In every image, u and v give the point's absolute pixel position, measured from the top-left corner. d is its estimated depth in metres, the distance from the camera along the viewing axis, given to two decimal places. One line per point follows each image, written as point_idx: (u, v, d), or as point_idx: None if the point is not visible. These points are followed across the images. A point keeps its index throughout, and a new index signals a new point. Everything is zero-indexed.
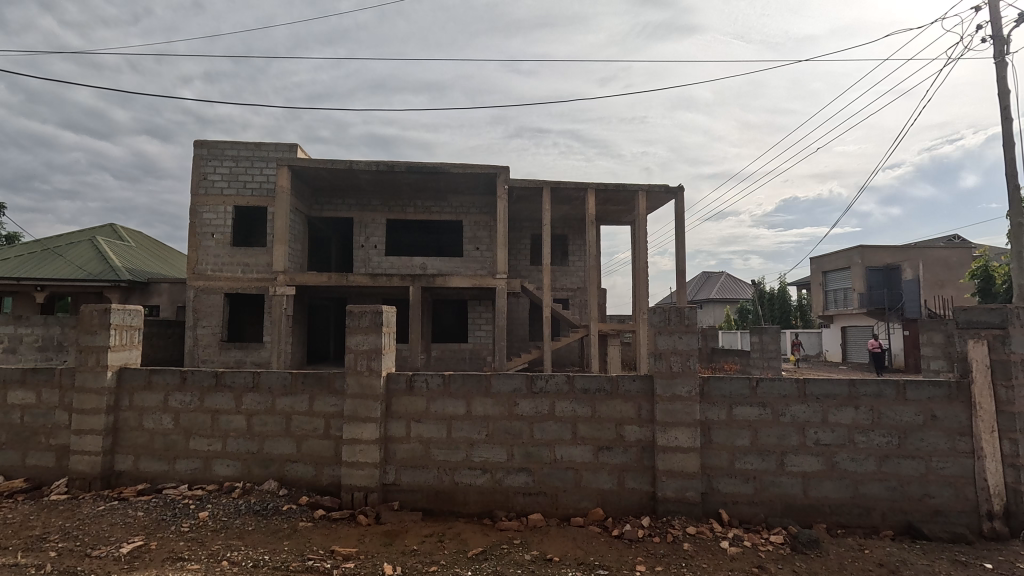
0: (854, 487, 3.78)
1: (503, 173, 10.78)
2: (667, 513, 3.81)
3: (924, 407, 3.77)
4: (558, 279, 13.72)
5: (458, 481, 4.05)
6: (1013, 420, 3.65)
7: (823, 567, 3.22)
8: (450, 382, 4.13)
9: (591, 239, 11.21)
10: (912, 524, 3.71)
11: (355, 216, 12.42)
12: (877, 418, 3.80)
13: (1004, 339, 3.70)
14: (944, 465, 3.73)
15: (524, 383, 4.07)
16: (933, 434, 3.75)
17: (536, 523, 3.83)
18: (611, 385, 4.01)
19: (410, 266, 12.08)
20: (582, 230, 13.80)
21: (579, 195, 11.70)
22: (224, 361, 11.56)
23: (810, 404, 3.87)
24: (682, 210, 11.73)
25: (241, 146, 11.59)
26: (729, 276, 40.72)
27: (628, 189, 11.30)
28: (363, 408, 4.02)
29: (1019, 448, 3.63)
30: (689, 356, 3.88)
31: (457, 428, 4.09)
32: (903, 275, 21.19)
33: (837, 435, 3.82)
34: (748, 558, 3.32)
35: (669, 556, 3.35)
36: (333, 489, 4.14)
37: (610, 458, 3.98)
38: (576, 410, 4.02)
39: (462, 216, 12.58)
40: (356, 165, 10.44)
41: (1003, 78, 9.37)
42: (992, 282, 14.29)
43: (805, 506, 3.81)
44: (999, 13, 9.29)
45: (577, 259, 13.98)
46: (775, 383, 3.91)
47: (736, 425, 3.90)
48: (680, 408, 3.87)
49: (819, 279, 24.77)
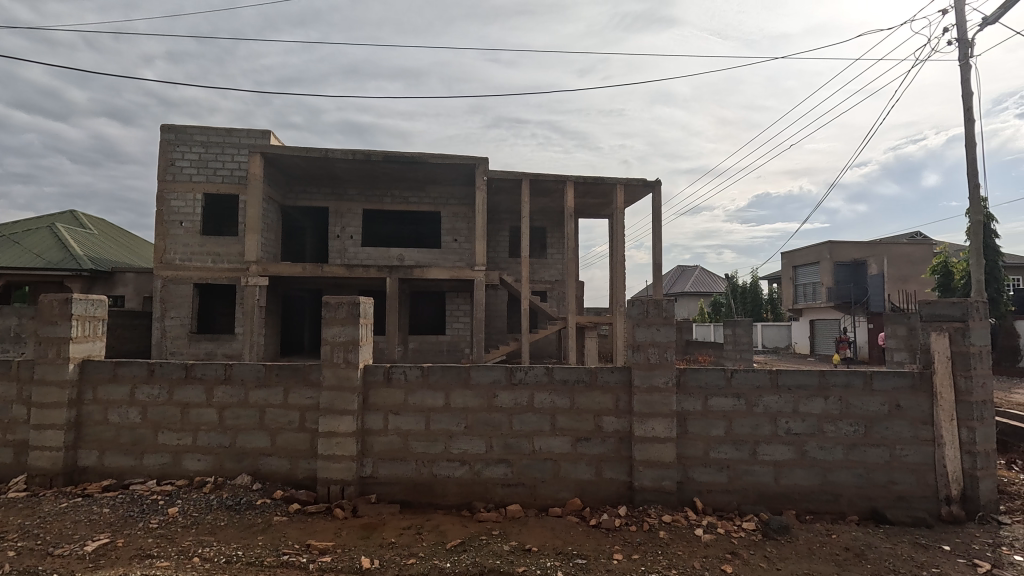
0: (823, 475, 3.90)
1: (482, 164, 10.62)
2: (644, 503, 3.89)
3: (889, 398, 3.90)
4: (535, 272, 13.76)
5: (437, 474, 4.04)
6: (971, 410, 3.81)
7: (793, 552, 3.31)
8: (429, 373, 4.08)
9: (569, 231, 11.07)
10: (877, 509, 3.85)
11: (331, 206, 12.19)
12: (846, 408, 3.92)
13: (964, 331, 3.87)
14: (908, 453, 3.87)
15: (504, 374, 4.08)
16: (898, 423, 3.89)
17: (514, 515, 3.84)
18: (590, 376, 4.06)
19: (386, 258, 12.04)
20: (561, 222, 13.80)
21: (558, 187, 11.64)
22: (194, 353, 11.29)
23: (782, 395, 3.96)
24: (660, 204, 11.82)
25: (211, 131, 11.21)
26: (704, 270, 41.43)
27: (606, 183, 11.32)
28: (340, 401, 3.96)
29: (975, 435, 3.80)
30: (666, 349, 3.93)
31: (436, 420, 4.07)
32: (869, 270, 21.95)
33: (808, 425, 3.93)
34: (721, 545, 3.39)
35: (646, 545, 3.40)
36: (308, 483, 4.07)
37: (589, 449, 4.01)
38: (556, 401, 4.05)
39: (441, 207, 12.43)
40: (332, 153, 10.19)
41: (967, 81, 9.70)
42: (952, 277, 14.91)
43: (777, 494, 3.92)
44: (963, 17, 9.60)
45: (555, 251, 14.01)
46: (749, 374, 3.99)
47: (711, 415, 3.98)
48: (658, 399, 3.92)
49: (790, 273, 25.45)
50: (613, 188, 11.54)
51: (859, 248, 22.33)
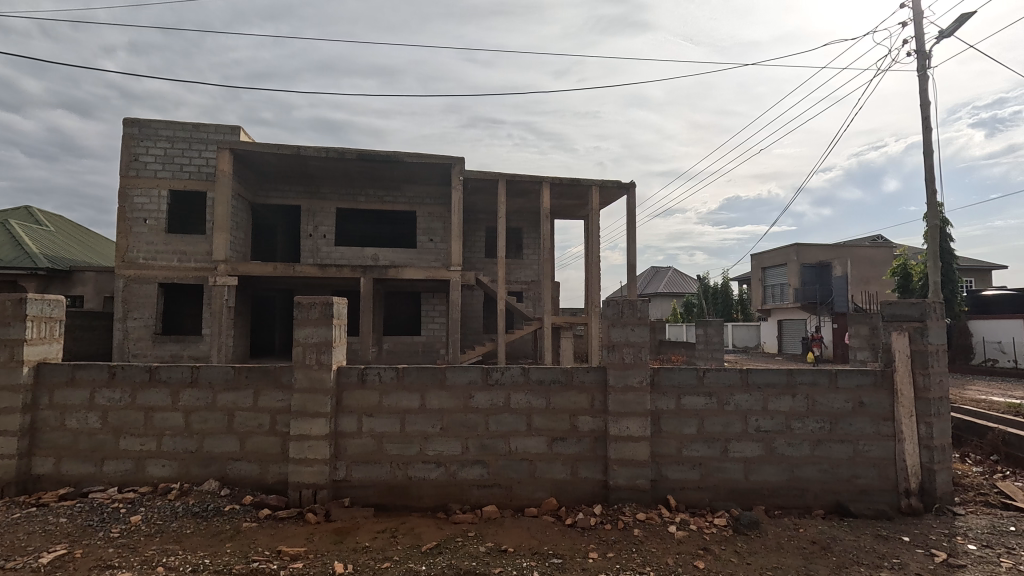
0: (791, 471, 4.01)
1: (459, 164, 10.58)
2: (619, 501, 3.93)
3: (853, 395, 4.04)
4: (511, 272, 13.77)
5: (411, 476, 3.99)
6: (929, 406, 3.98)
7: (762, 546, 3.39)
8: (404, 375, 4.04)
9: (545, 232, 11.11)
10: (841, 503, 3.98)
11: (303, 204, 11.96)
12: (812, 406, 4.05)
13: (922, 331, 4.04)
14: (870, 448, 4.01)
15: (480, 375, 4.07)
16: (861, 420, 4.03)
17: (490, 515, 3.83)
18: (565, 376, 4.08)
19: (360, 258, 11.88)
20: (537, 223, 13.85)
21: (534, 188, 11.68)
22: (158, 356, 10.92)
23: (752, 393, 4.06)
24: (635, 206, 11.98)
25: (177, 126, 10.85)
26: (677, 272, 42.17)
27: (582, 184, 11.41)
28: (312, 403, 3.88)
29: (933, 430, 3.96)
30: (641, 349, 3.99)
31: (410, 422, 4.02)
32: (833, 272, 22.73)
33: (776, 422, 4.04)
34: (694, 541, 3.45)
35: (621, 543, 3.44)
36: (279, 488, 3.98)
37: (564, 449, 4.04)
38: (531, 401, 4.05)
39: (416, 207, 12.33)
40: (304, 150, 9.98)
41: (925, 91, 10.13)
42: (910, 279, 15.56)
43: (747, 490, 4.01)
44: (922, 30, 10.03)
45: (531, 252, 14.05)
46: (720, 373, 4.08)
47: (684, 414, 4.05)
48: (633, 399, 3.97)
49: (759, 274, 26.15)
50: (589, 190, 11.64)
51: (824, 250, 23.09)
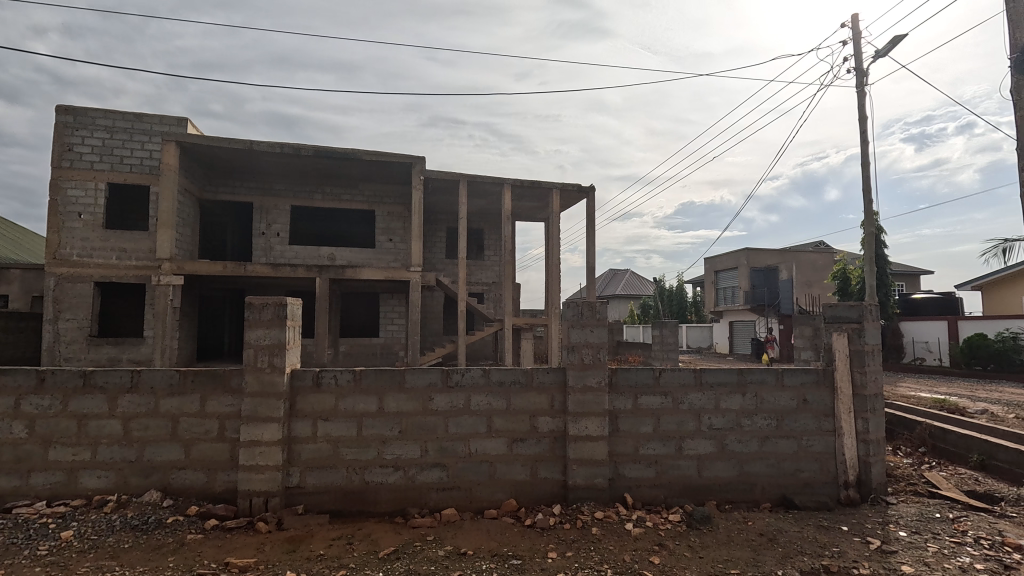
0: (741, 466, 4.18)
1: (419, 164, 10.45)
2: (577, 500, 3.98)
3: (798, 393, 4.25)
4: (472, 273, 13.73)
5: (369, 480, 3.91)
6: (865, 402, 4.23)
7: (714, 540, 3.51)
8: (362, 378, 3.95)
9: (506, 233, 11.12)
10: (786, 496, 4.17)
11: (256, 201, 11.53)
12: (760, 403, 4.22)
13: (860, 331, 4.29)
14: (813, 443, 4.23)
15: (440, 377, 4.03)
16: (804, 416, 4.24)
17: (449, 518, 3.79)
18: (526, 377, 4.10)
19: (316, 258, 11.56)
20: (498, 225, 13.85)
21: (496, 189, 11.68)
22: (94, 359, 10.24)
23: (705, 392, 4.20)
24: (594, 209, 12.17)
25: (116, 115, 10.21)
26: (634, 274, 43.19)
27: (543, 187, 11.50)
28: (264, 408, 3.74)
29: (869, 425, 4.21)
30: (599, 349, 4.06)
31: (368, 426, 3.94)
32: (780, 275, 23.83)
33: (727, 420, 4.20)
34: (650, 538, 3.54)
35: (579, 542, 3.48)
36: (227, 497, 3.80)
37: (524, 450, 4.05)
38: (492, 403, 4.05)
39: (375, 206, 12.09)
40: (256, 145, 9.61)
41: (863, 106, 10.79)
42: (849, 282, 16.50)
43: (700, 486, 4.14)
44: (860, 49, 10.68)
45: (492, 253, 14.04)
46: (675, 373, 4.20)
47: (641, 413, 4.14)
48: (591, 399, 4.04)
49: (712, 277, 27.11)
50: (550, 193, 11.74)
51: (772, 254, 24.19)
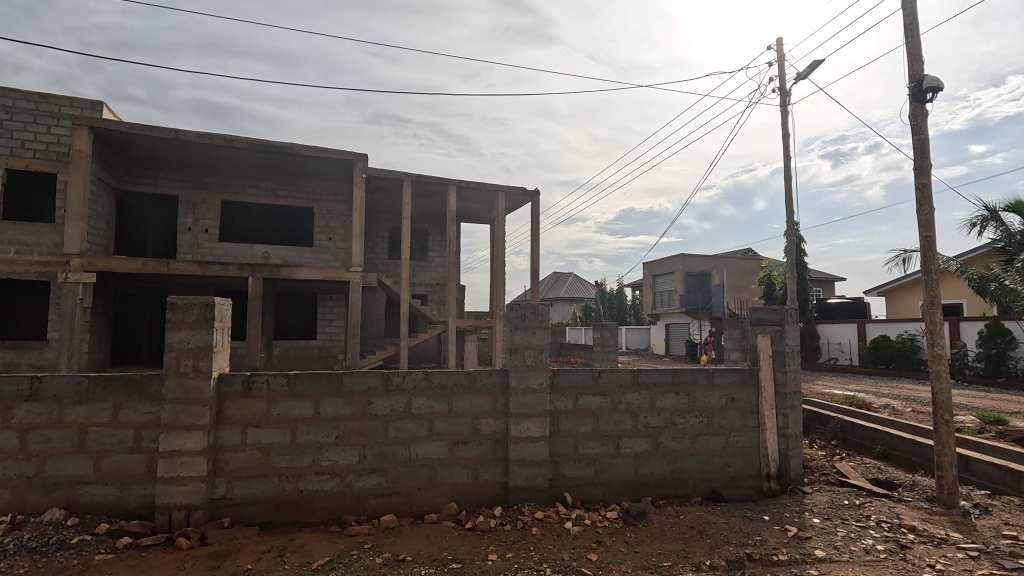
0: (674, 463, 4.36)
1: (362, 161, 10.17)
2: (518, 501, 4.01)
3: (726, 392, 4.50)
4: (415, 275, 13.52)
5: (302, 489, 3.74)
6: (786, 399, 4.54)
7: (648, 535, 3.64)
8: (296, 382, 3.79)
9: (451, 235, 11.03)
10: (715, 489, 4.40)
11: (181, 194, 10.80)
12: (692, 402, 4.43)
13: (781, 333, 4.60)
14: (739, 438, 4.48)
15: (380, 381, 3.93)
16: (732, 413, 4.49)
17: (388, 525, 3.71)
18: (468, 379, 4.08)
19: (248, 256, 11.00)
20: (443, 226, 13.72)
21: (441, 190, 11.56)
22: None
23: (642, 392, 4.35)
24: (539, 213, 12.33)
25: (18, 94, 9.24)
26: (577, 278, 44.11)
27: (489, 189, 11.51)
28: (187, 415, 3.50)
29: (788, 420, 4.52)
30: (541, 351, 4.12)
31: (302, 432, 3.78)
32: (712, 280, 25.15)
33: (662, 418, 4.37)
34: (588, 535, 3.62)
35: (519, 542, 3.50)
36: (143, 512, 3.52)
37: (466, 453, 4.03)
38: (433, 406, 4.00)
39: (314, 203, 11.64)
40: (183, 135, 9.00)
41: (786, 124, 11.61)
42: (773, 287, 17.66)
43: (636, 483, 4.29)
44: (784, 71, 11.49)
45: (436, 254, 13.88)
46: (614, 373, 4.33)
47: (581, 413, 4.23)
48: (533, 400, 4.08)
49: (650, 281, 28.18)
50: (495, 195, 11.78)
51: (705, 260, 25.48)
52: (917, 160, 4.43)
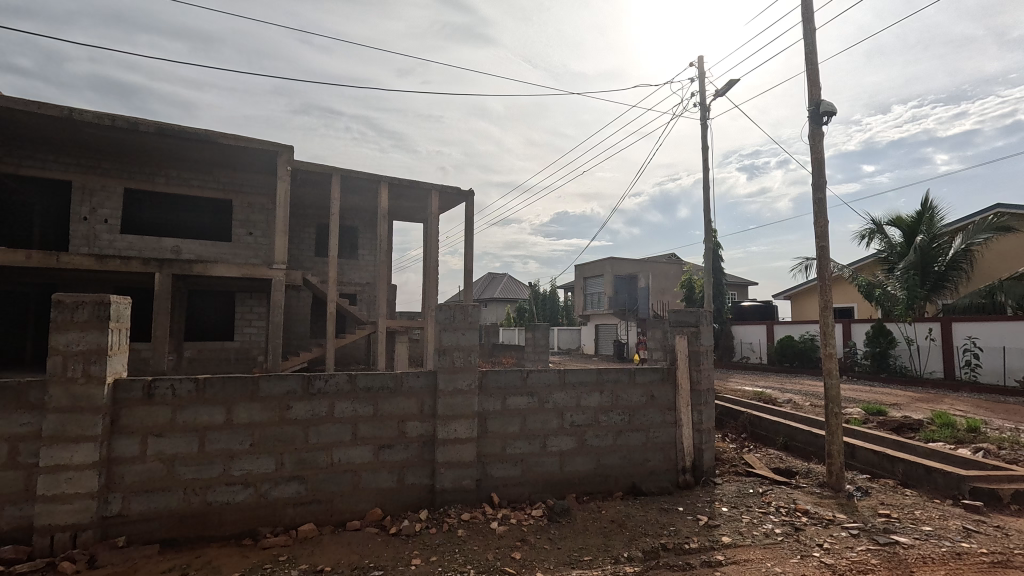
0: (597, 459, 4.51)
1: (287, 153, 9.66)
2: (444, 504, 3.98)
3: (647, 390, 4.72)
4: (344, 273, 13.05)
5: (211, 502, 3.50)
6: (700, 396, 4.83)
7: (571, 531, 3.74)
8: (206, 387, 3.53)
9: (381, 233, 10.74)
10: (635, 484, 4.60)
11: (75, 180, 9.77)
12: (615, 400, 4.61)
13: (696, 334, 4.90)
14: (658, 434, 4.71)
15: (300, 384, 3.75)
16: (652, 411, 4.71)
17: (306, 535, 3.55)
18: (394, 382, 3.99)
19: (156, 250, 10.16)
20: (374, 224, 13.34)
21: (372, 186, 11.24)
22: None
23: (568, 391, 4.46)
24: (473, 214, 12.30)
25: None
26: (511, 278, 44.45)
27: (422, 187, 11.34)
28: (75, 426, 3.16)
29: (702, 416, 4.82)
30: (470, 352, 4.12)
31: (212, 440, 3.53)
32: (639, 283, 26.29)
33: (587, 416, 4.50)
34: (513, 534, 3.65)
35: (444, 545, 3.48)
36: (19, 536, 3.14)
37: (391, 457, 3.94)
38: (357, 409, 3.88)
39: (232, 195, 10.92)
40: (78, 114, 8.13)
41: (706, 137, 12.37)
42: (693, 291, 18.72)
43: (561, 481, 4.39)
44: (704, 87, 12.23)
45: (366, 252, 13.47)
46: (541, 373, 4.40)
47: (508, 413, 4.27)
48: (461, 401, 4.07)
49: (581, 283, 28.98)
50: (429, 194, 11.62)
51: (632, 264, 26.59)
52: (814, 177, 4.88)
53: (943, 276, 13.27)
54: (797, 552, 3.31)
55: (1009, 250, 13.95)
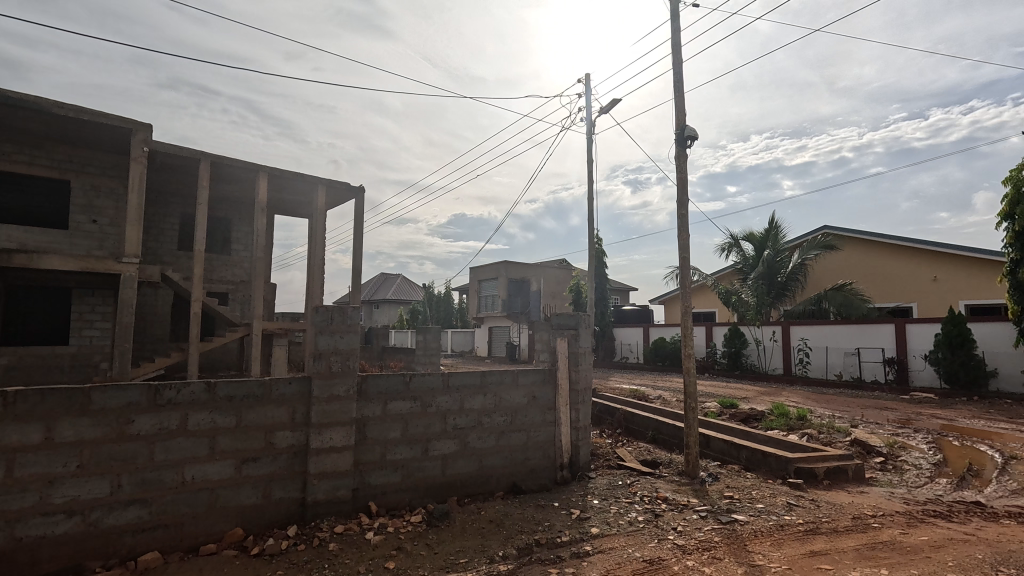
0: (479, 461, 4.55)
1: (144, 132, 8.49)
2: (316, 518, 3.75)
3: (529, 391, 4.86)
4: (213, 269, 11.82)
5: (22, 537, 2.95)
6: (578, 395, 5.09)
7: (450, 534, 3.73)
8: (18, 401, 2.98)
9: (259, 227, 9.89)
10: (516, 483, 4.71)
11: None
12: (499, 402, 4.69)
13: (576, 337, 5.16)
14: (538, 433, 4.87)
15: (145, 395, 3.32)
16: (533, 411, 4.86)
17: (148, 565, 3.14)
18: (262, 389, 3.69)
19: None
20: (251, 216, 12.26)
21: (248, 176, 10.31)
22: None
23: (451, 394, 4.45)
24: (362, 211, 11.81)
25: None
26: (405, 279, 43.39)
27: (306, 180, 10.64)
28: None
29: (579, 414, 5.09)
30: (349, 356, 3.94)
31: (25, 464, 2.98)
32: (531, 286, 27.11)
33: (470, 419, 4.53)
34: (389, 543, 3.55)
35: (313, 561, 3.28)
36: None
37: (256, 470, 3.63)
38: (217, 420, 3.52)
39: (71, 175, 9.38)
40: None
41: (592, 151, 13.12)
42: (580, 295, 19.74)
43: (443, 484, 4.36)
44: (590, 103, 12.98)
45: (241, 247, 12.33)
46: (424, 377, 4.34)
47: (389, 419, 4.15)
48: (337, 408, 3.88)
49: (475, 285, 29.18)
50: (314, 188, 10.93)
51: (525, 268, 27.36)
52: (679, 195, 5.39)
53: (784, 285, 15.38)
54: (654, 537, 3.62)
55: (833, 265, 16.58)
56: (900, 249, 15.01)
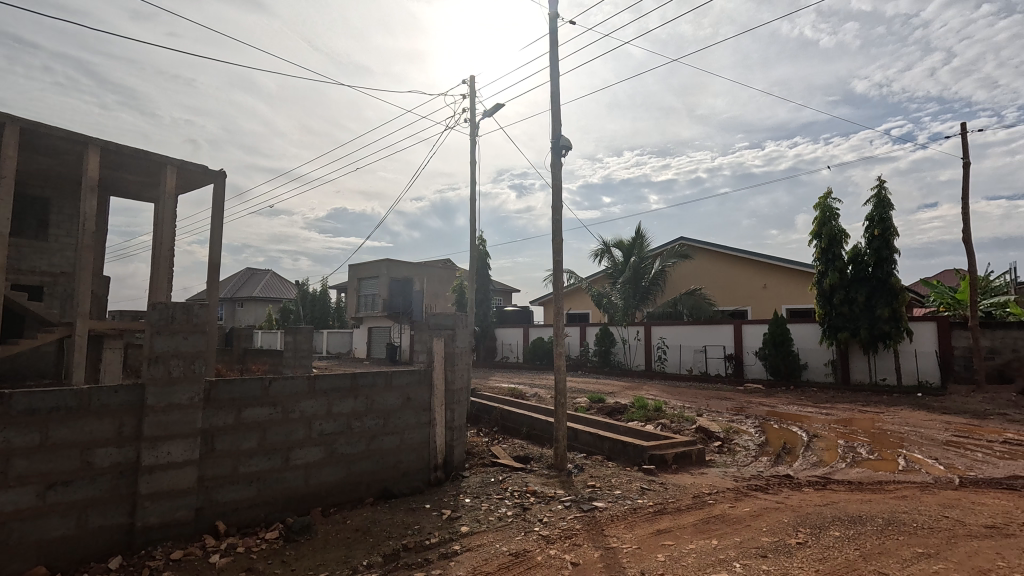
0: (347, 468, 4.32)
1: None
2: (147, 545, 3.28)
3: (403, 392, 4.74)
4: (22, 258, 9.82)
5: None
6: (453, 396, 5.08)
7: (310, 548, 3.48)
8: None
9: (86, 209, 8.41)
10: (386, 488, 4.56)
11: None
12: (370, 404, 4.50)
13: (452, 337, 5.15)
14: (412, 435, 4.76)
15: None
16: (408, 413, 4.74)
17: None
18: (78, 400, 3.12)
19: None
20: (78, 197, 10.40)
21: (74, 148, 8.73)
22: None
23: (317, 399, 4.17)
24: (223, 198, 10.63)
25: None
26: (276, 275, 40.01)
27: (152, 159, 9.29)
28: None
29: (454, 414, 5.08)
30: (194, 360, 3.50)
31: None
32: (414, 286, 26.57)
33: (338, 424, 4.28)
34: (237, 565, 3.22)
35: None
36: None
37: (67, 496, 3.07)
38: (12, 440, 2.91)
39: None
40: None
41: (475, 153, 13.25)
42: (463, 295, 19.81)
43: (305, 495, 4.07)
44: (475, 105, 13.09)
45: (63, 233, 10.41)
46: (286, 381, 4.01)
47: (243, 428, 3.77)
48: (178, 418, 3.42)
49: (355, 284, 27.86)
50: (163, 168, 9.59)
51: (408, 267, 26.76)
52: (553, 200, 5.65)
53: (647, 289, 16.90)
54: (521, 530, 3.74)
55: (687, 272, 18.59)
56: (739, 259, 17.30)
